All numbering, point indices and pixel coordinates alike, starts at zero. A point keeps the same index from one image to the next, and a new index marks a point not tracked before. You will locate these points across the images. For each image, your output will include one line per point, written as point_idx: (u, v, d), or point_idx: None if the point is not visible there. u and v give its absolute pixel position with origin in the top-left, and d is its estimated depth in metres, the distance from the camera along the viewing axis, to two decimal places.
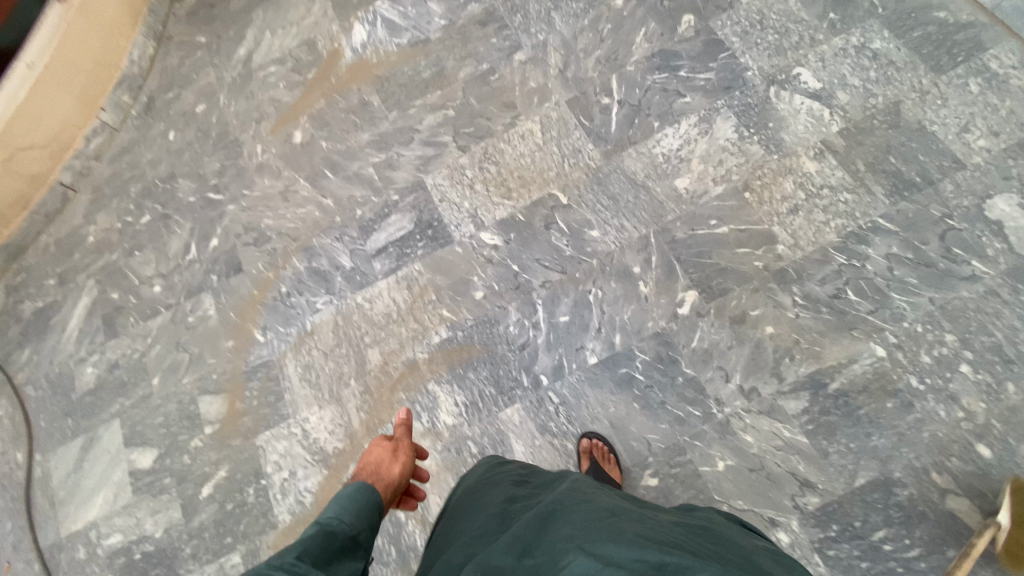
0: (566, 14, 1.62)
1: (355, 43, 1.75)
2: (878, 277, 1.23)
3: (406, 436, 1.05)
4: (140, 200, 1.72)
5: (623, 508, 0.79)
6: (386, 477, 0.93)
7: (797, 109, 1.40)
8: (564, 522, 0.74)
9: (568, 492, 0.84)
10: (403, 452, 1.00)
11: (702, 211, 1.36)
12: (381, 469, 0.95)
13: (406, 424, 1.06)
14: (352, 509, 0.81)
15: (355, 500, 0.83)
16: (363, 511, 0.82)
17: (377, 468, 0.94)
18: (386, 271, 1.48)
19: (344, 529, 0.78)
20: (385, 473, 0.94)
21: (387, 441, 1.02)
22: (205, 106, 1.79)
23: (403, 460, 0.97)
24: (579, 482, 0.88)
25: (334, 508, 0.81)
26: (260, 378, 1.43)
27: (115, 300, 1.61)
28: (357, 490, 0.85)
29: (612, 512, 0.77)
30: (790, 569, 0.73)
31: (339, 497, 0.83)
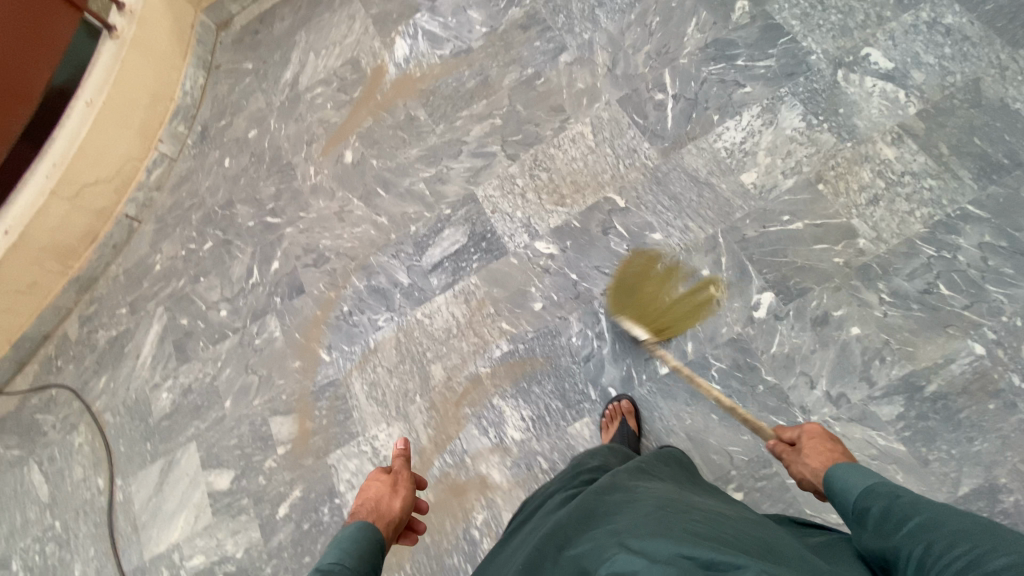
0: (611, 10, 1.57)
1: (397, 58, 1.76)
2: (973, 268, 1.15)
3: (404, 467, 1.12)
4: (201, 227, 1.77)
5: (670, 502, 0.76)
6: (385, 514, 0.98)
7: (869, 92, 1.31)
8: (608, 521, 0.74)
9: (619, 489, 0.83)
10: (401, 486, 1.06)
11: (773, 206, 1.28)
12: (382, 505, 1.00)
13: (404, 457, 1.13)
14: (352, 550, 0.84)
15: (354, 542, 0.86)
16: (364, 552, 0.85)
17: (376, 504, 1.00)
18: (444, 286, 1.47)
19: (347, 571, 0.80)
20: (385, 509, 0.99)
21: (385, 475, 1.08)
22: (256, 131, 1.84)
23: (402, 495, 1.03)
24: (632, 479, 0.87)
25: (334, 552, 0.83)
26: (329, 398, 1.44)
27: (184, 326, 1.67)
28: (358, 530, 0.89)
29: (661, 505, 0.75)
30: (851, 562, 0.68)
31: (338, 541, 0.87)
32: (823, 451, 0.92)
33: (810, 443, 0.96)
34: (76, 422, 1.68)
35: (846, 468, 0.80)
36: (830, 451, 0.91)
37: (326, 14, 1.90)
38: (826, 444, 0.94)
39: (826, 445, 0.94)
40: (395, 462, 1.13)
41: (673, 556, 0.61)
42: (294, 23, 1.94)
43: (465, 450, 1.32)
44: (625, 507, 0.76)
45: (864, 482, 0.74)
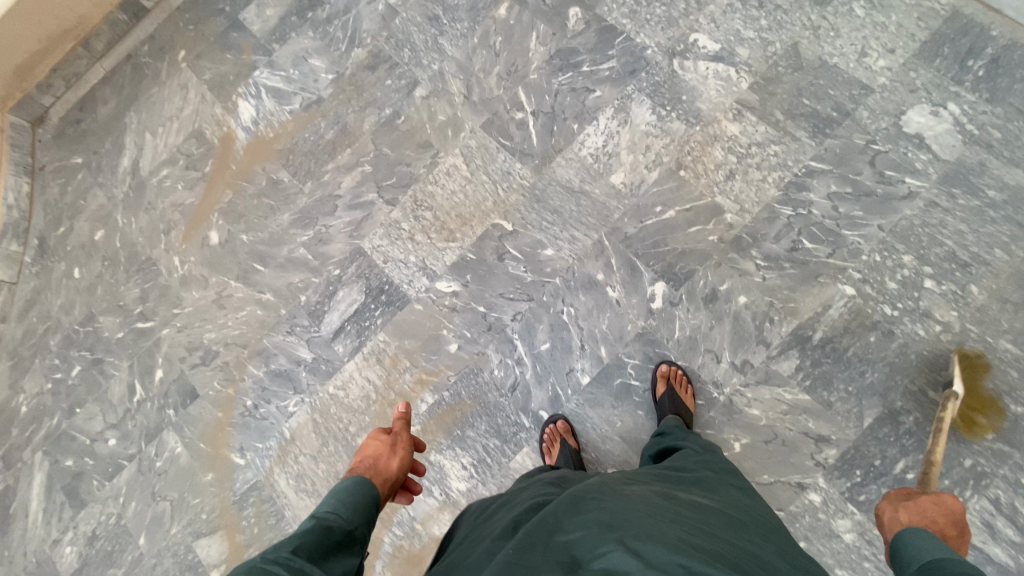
0: (453, 37, 1.56)
1: (244, 122, 1.64)
2: (827, 219, 1.25)
3: (405, 430, 1.05)
4: (64, 352, 1.56)
5: (660, 504, 0.77)
6: (383, 472, 0.93)
7: (705, 75, 1.40)
8: (602, 512, 0.74)
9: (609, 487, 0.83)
10: (401, 446, 0.99)
11: (645, 201, 1.34)
12: (380, 463, 0.94)
13: (404, 418, 1.05)
14: (349, 504, 0.82)
15: (352, 495, 0.84)
16: (360, 506, 0.83)
17: (374, 462, 0.94)
18: (351, 351, 1.39)
19: (340, 523, 0.78)
20: (383, 468, 0.93)
21: (385, 436, 1.01)
22: (104, 231, 1.64)
23: (401, 455, 0.97)
24: (620, 479, 0.88)
25: (330, 502, 0.82)
26: (254, 503, 1.34)
27: (71, 467, 1.47)
28: (355, 484, 0.86)
29: (654, 506, 0.76)
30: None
31: (334, 492, 0.84)
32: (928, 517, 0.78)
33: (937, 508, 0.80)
34: None
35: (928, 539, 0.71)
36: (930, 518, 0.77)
37: (154, 88, 1.74)
38: (942, 517, 0.78)
39: (940, 518, 0.77)
40: (395, 423, 1.06)
41: (667, 562, 0.61)
42: (120, 104, 1.75)
43: (413, 517, 1.27)
44: (618, 501, 0.77)
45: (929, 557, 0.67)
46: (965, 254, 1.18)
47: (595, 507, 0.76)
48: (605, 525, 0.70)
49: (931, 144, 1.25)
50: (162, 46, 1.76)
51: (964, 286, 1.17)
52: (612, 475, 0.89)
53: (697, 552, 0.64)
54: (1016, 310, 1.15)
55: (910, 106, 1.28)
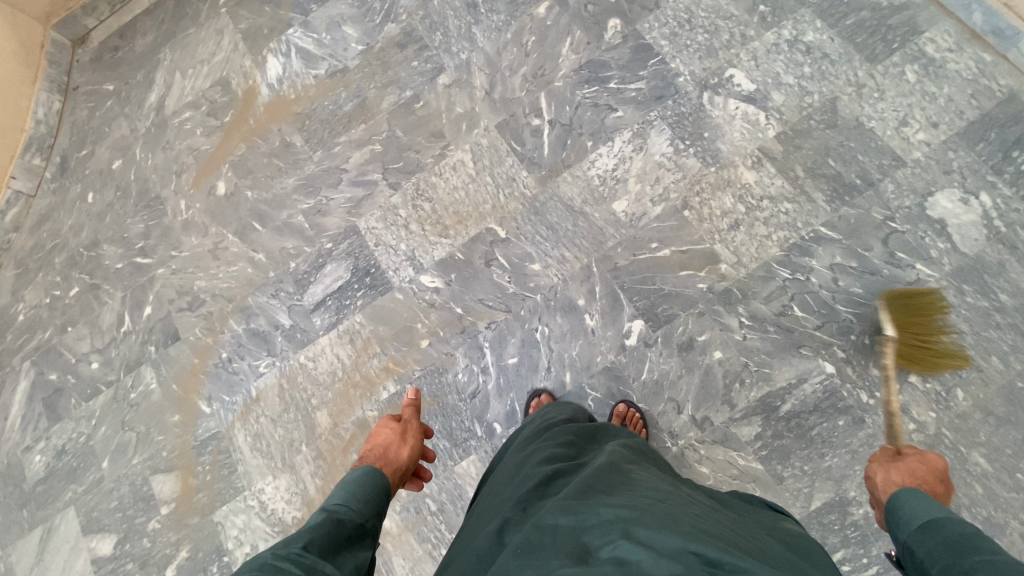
0: (487, 28, 1.52)
1: (270, 79, 1.65)
2: (824, 289, 1.20)
3: (413, 419, 1.11)
4: (66, 271, 1.63)
5: (666, 494, 0.72)
6: (392, 461, 0.97)
7: (732, 115, 1.34)
8: (609, 500, 0.68)
9: (612, 472, 0.78)
10: (410, 435, 1.05)
11: (643, 234, 1.31)
12: (390, 452, 0.99)
13: (413, 407, 1.12)
14: (358, 496, 0.84)
15: (362, 487, 0.85)
16: (370, 498, 0.84)
17: (385, 451, 0.99)
18: (327, 326, 1.42)
19: (350, 516, 0.79)
20: (394, 457, 0.98)
21: (395, 424, 1.06)
22: (121, 161, 1.69)
23: (411, 444, 1.02)
24: (623, 465, 0.82)
25: (341, 494, 0.83)
26: (211, 451, 1.39)
27: (54, 381, 1.55)
28: (366, 476, 0.89)
29: (661, 498, 0.71)
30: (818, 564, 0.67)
31: (344, 483, 0.86)
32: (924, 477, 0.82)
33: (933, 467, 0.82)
34: None
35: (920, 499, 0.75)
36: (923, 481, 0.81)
37: (191, 28, 1.75)
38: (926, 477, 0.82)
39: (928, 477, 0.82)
40: (405, 411, 1.12)
41: (681, 550, 0.57)
42: (157, 39, 1.78)
43: None
44: (623, 491, 0.72)
45: (935, 514, 0.71)
46: (958, 355, 1.14)
47: (601, 494, 0.71)
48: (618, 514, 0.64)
49: (952, 233, 1.18)
50: None
51: (948, 387, 1.13)
52: (617, 455, 0.85)
53: (709, 542, 0.59)
54: (996, 423, 1.11)
55: (939, 188, 1.21)
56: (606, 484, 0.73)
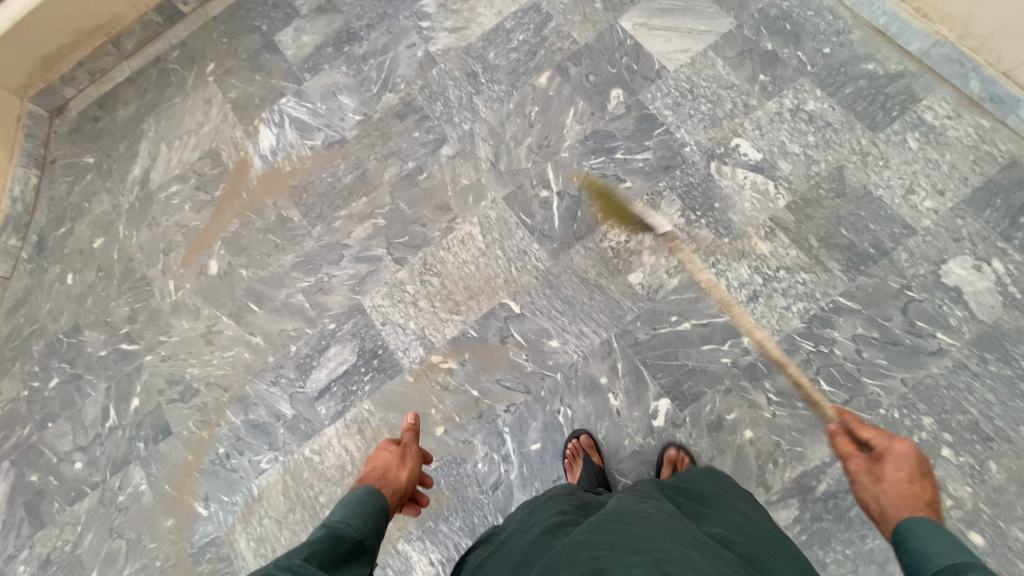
0: (489, 99, 1.52)
1: (263, 150, 1.59)
2: (848, 362, 1.19)
3: (414, 442, 1.02)
4: (45, 360, 1.51)
5: (681, 528, 0.73)
6: (392, 483, 0.90)
7: (741, 184, 1.34)
8: (625, 534, 0.70)
9: (626, 508, 0.78)
10: (410, 457, 0.98)
11: (661, 307, 1.28)
12: (389, 474, 0.92)
13: (414, 429, 1.02)
14: (359, 514, 0.80)
15: (361, 505, 0.81)
16: (371, 517, 0.81)
17: (383, 472, 0.92)
18: (333, 414, 1.34)
19: (351, 533, 0.76)
20: (393, 479, 0.91)
21: (394, 446, 0.99)
22: (104, 239, 1.59)
23: (411, 467, 0.95)
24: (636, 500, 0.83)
25: (340, 511, 0.80)
26: (211, 559, 1.28)
27: (32, 485, 1.41)
28: (366, 495, 0.83)
29: (670, 531, 0.71)
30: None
31: (344, 502, 0.82)
32: (908, 485, 0.78)
33: (897, 469, 0.80)
34: None
35: (934, 532, 0.68)
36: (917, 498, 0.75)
37: (177, 97, 1.69)
38: (915, 482, 0.78)
39: (912, 484, 0.78)
40: (405, 433, 1.03)
41: None
42: (141, 109, 1.71)
43: None
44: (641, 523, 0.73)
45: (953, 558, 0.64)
46: (987, 426, 1.13)
47: (613, 529, 0.71)
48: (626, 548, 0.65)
49: (968, 300, 1.19)
50: (192, 54, 1.72)
51: (981, 460, 1.12)
52: (631, 496, 0.85)
53: None
54: None
55: (951, 255, 1.22)
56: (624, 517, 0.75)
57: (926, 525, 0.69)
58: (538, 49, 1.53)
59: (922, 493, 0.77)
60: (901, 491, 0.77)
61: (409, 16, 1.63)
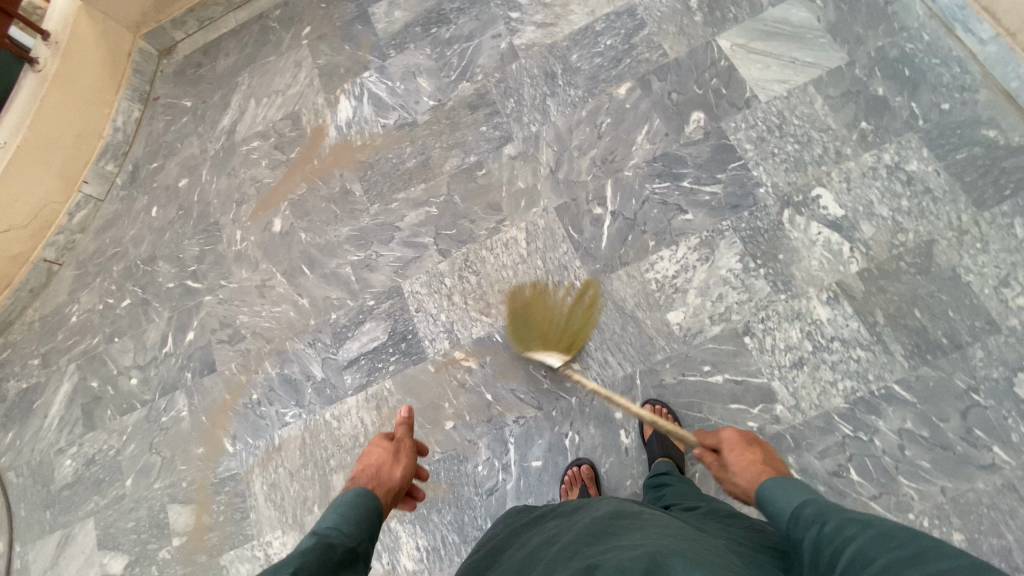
0: (563, 103, 1.48)
1: (339, 120, 1.65)
2: (887, 456, 1.09)
3: (406, 436, 1.04)
4: (122, 281, 1.68)
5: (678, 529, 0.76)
6: (385, 482, 0.92)
7: (813, 239, 1.24)
8: (620, 538, 0.73)
9: (619, 515, 0.82)
10: (403, 454, 0.99)
11: (695, 353, 1.23)
12: (382, 473, 0.94)
13: (406, 424, 1.05)
14: (351, 519, 0.81)
15: (353, 508, 0.83)
16: (363, 520, 0.82)
17: (377, 471, 0.94)
18: (357, 386, 1.41)
19: (342, 540, 0.77)
20: (386, 477, 0.93)
21: (387, 442, 1.01)
22: (188, 180, 1.73)
23: (405, 464, 0.97)
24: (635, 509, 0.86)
25: (330, 518, 0.80)
26: (227, 492, 1.41)
27: (95, 389, 1.60)
28: (359, 497, 0.85)
29: (669, 532, 0.73)
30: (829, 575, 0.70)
31: (336, 506, 0.84)
32: (746, 459, 0.93)
33: (731, 452, 0.96)
34: None
35: (772, 483, 0.82)
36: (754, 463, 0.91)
37: (272, 56, 1.77)
38: (747, 454, 0.94)
39: (748, 455, 0.94)
40: (397, 428, 1.05)
41: None
42: (239, 62, 1.81)
43: None
44: (635, 528, 0.76)
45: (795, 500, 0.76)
46: None
47: (612, 539, 0.73)
48: (623, 551, 0.68)
49: None
50: (292, 16, 1.80)
51: None
52: (629, 507, 0.86)
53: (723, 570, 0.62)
54: None
55: None
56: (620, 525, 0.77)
57: (768, 483, 0.83)
58: (623, 58, 1.48)
59: (756, 455, 0.93)
60: (744, 468, 0.92)
61: (500, 6, 1.62)
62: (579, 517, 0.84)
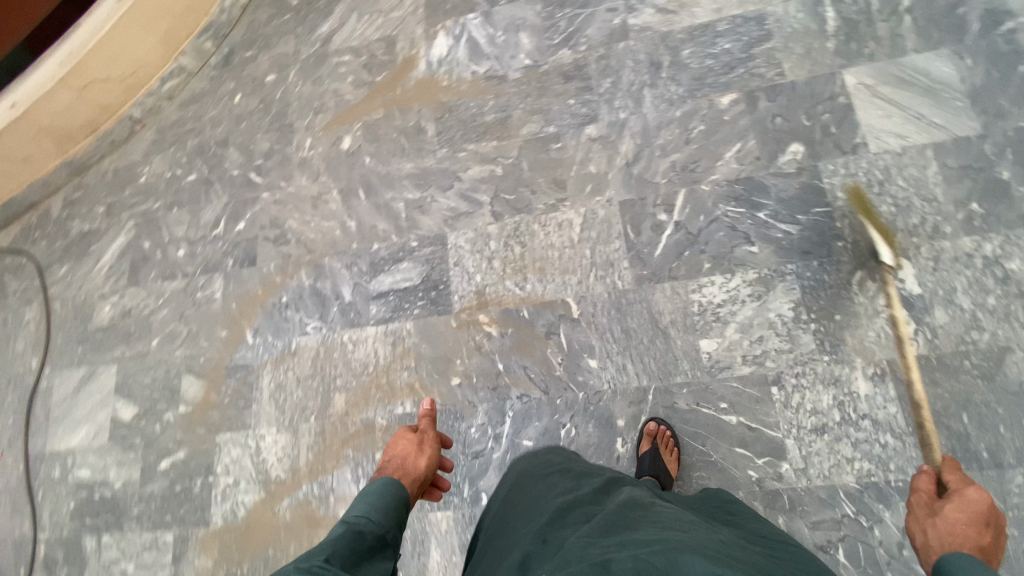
0: (659, 97, 1.41)
1: (432, 56, 1.63)
2: (882, 548, 1.05)
3: (430, 428, 1.15)
4: (192, 157, 1.75)
5: (694, 526, 0.77)
6: (410, 471, 1.02)
7: (878, 310, 1.17)
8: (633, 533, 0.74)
9: (629, 508, 0.83)
10: (427, 444, 1.09)
11: (716, 388, 1.18)
12: (407, 463, 1.04)
13: (429, 416, 1.16)
14: (380, 507, 0.91)
15: (380, 497, 0.92)
16: (391, 509, 0.91)
17: (403, 462, 1.04)
18: (379, 318, 1.44)
19: (371, 527, 0.86)
20: (411, 467, 1.03)
21: (412, 434, 1.11)
22: (275, 77, 1.75)
23: (429, 454, 1.07)
24: (645, 500, 0.87)
25: (360, 507, 0.90)
26: (238, 379, 1.48)
27: (145, 249, 1.69)
28: (385, 486, 0.95)
29: (686, 530, 0.75)
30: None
31: (364, 496, 0.93)
32: (959, 523, 0.76)
33: (957, 511, 0.78)
34: (31, 297, 1.74)
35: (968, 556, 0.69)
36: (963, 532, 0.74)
37: None
38: (966, 521, 0.76)
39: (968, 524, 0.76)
40: (422, 421, 1.16)
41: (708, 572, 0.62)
42: None
43: (332, 488, 1.34)
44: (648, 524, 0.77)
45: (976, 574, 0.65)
46: None
47: (624, 530, 0.76)
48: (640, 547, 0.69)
49: None
50: None
51: None
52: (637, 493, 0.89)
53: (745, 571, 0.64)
54: None
55: None
56: (630, 518, 0.78)
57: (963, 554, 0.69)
58: (737, 66, 1.39)
59: (969, 526, 0.75)
60: (952, 529, 0.76)
61: None
62: (588, 496, 0.87)
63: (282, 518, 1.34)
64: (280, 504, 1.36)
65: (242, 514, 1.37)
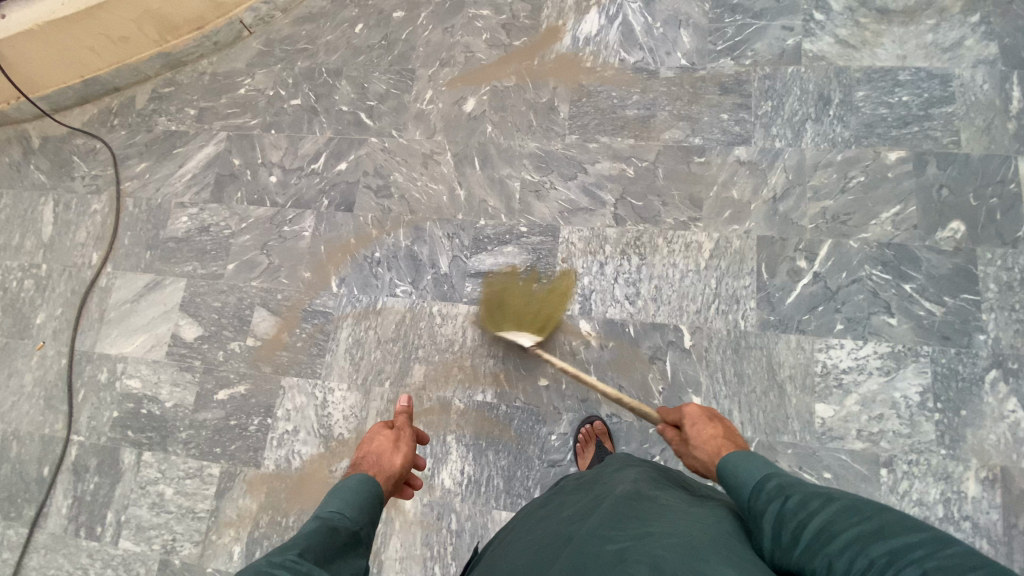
0: (821, 136, 1.32)
1: (579, 32, 1.51)
2: None
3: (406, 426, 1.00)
4: (300, 79, 1.64)
5: (702, 515, 0.71)
6: (386, 469, 0.88)
7: (1010, 416, 1.11)
8: (648, 525, 0.67)
9: (642, 494, 0.76)
10: (403, 442, 0.95)
11: (823, 455, 1.14)
12: (382, 460, 0.89)
13: (406, 414, 1.01)
14: (355, 502, 0.78)
15: (357, 492, 0.79)
16: (367, 504, 0.79)
17: (377, 458, 0.89)
18: (474, 298, 1.37)
19: (346, 524, 0.75)
20: (387, 464, 0.88)
21: (388, 430, 0.96)
22: (404, 14, 1.63)
23: (405, 452, 0.92)
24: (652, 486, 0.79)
25: (334, 501, 0.77)
26: (313, 325, 1.42)
27: (233, 166, 1.60)
28: (361, 481, 0.81)
29: (698, 523, 0.68)
30: None
31: (338, 489, 0.80)
32: (704, 434, 0.91)
33: (689, 430, 0.93)
34: (100, 187, 1.65)
35: (741, 459, 0.76)
36: (710, 436, 0.89)
37: None
38: (706, 428, 0.91)
39: (706, 431, 0.91)
40: (397, 417, 1.01)
41: None
42: None
43: None
44: (662, 514, 0.70)
45: (757, 478, 0.71)
46: None
47: (635, 522, 0.68)
48: (657, 542, 0.63)
49: None
50: None
51: None
52: (641, 480, 0.80)
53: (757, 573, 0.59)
54: None
55: None
56: (643, 508, 0.71)
57: (729, 458, 0.78)
58: (913, 122, 1.29)
59: (715, 432, 0.90)
60: (703, 446, 0.89)
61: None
62: (595, 493, 0.79)
63: (338, 479, 1.31)
64: (339, 464, 1.32)
65: (297, 464, 1.33)
